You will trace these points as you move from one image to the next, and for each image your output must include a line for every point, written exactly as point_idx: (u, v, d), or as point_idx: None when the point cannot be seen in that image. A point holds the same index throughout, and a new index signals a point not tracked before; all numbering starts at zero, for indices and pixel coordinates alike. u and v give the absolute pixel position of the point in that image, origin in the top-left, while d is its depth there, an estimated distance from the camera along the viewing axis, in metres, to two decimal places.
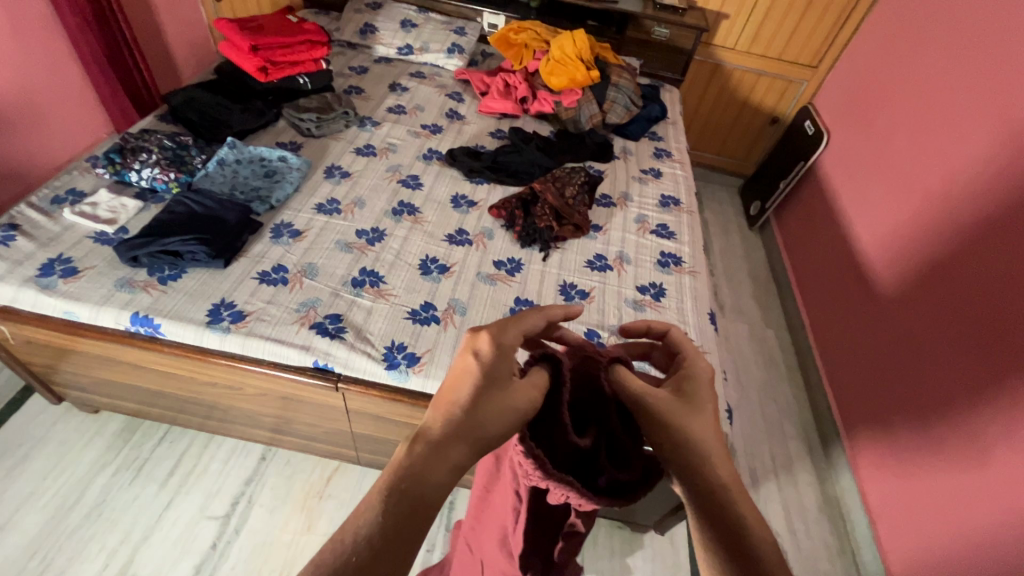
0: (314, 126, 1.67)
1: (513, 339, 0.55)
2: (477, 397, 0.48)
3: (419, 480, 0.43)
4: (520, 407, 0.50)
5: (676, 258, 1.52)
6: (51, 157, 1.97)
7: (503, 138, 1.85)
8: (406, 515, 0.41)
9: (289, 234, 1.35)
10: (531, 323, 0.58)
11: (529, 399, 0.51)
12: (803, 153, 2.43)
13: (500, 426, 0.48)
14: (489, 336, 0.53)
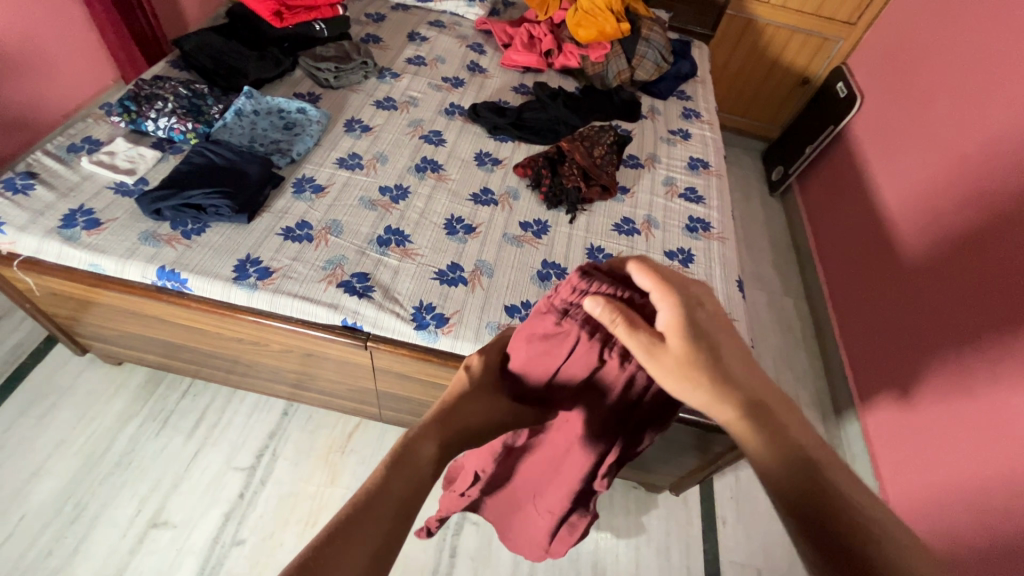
0: (332, 77, 1.60)
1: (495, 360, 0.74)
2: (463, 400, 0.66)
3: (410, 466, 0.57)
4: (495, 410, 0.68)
5: (704, 224, 1.49)
6: (54, 98, 1.94)
7: (527, 94, 1.77)
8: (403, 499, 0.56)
9: (311, 190, 1.32)
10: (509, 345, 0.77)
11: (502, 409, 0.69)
12: (833, 116, 2.34)
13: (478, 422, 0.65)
14: (479, 355, 0.72)
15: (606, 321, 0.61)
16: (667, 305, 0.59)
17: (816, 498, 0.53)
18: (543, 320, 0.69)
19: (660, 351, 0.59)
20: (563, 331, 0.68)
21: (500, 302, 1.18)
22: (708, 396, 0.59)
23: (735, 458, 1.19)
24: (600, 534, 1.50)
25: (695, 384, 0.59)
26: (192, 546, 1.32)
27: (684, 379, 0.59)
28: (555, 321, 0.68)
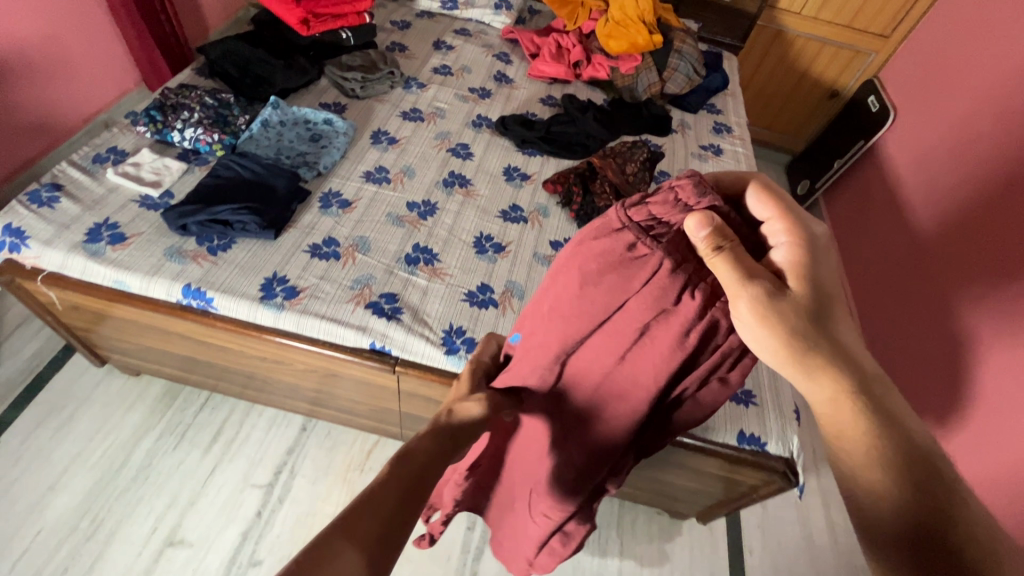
0: (359, 87, 1.57)
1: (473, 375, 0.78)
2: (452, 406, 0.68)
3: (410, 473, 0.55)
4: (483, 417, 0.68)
5: None
6: (75, 100, 1.92)
7: (555, 106, 1.74)
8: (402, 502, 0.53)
9: (338, 205, 1.29)
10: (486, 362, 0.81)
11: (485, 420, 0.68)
12: (865, 131, 2.29)
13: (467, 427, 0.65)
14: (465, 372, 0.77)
15: (709, 248, 0.59)
16: (788, 241, 0.61)
17: (918, 486, 0.50)
18: (620, 240, 0.63)
19: (777, 292, 0.57)
20: (639, 258, 0.63)
21: None
22: (811, 354, 0.56)
23: (772, 493, 1.15)
24: (624, 563, 1.45)
25: (794, 339, 0.56)
26: (208, 567, 1.29)
27: (782, 331, 0.57)
28: (629, 242, 0.63)
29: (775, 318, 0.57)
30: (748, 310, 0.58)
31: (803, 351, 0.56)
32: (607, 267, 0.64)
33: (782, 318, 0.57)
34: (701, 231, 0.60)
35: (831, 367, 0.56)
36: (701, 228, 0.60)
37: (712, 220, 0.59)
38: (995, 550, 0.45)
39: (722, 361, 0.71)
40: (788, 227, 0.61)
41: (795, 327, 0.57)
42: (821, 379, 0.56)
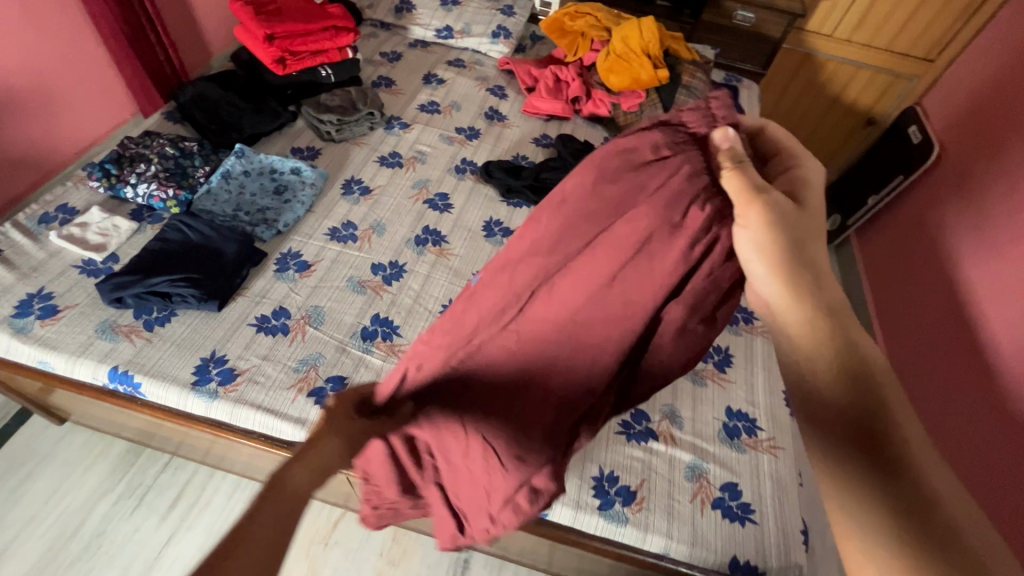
0: (334, 130, 1.47)
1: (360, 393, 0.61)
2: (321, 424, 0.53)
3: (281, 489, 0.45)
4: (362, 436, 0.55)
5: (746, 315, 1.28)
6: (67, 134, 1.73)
7: (548, 146, 1.61)
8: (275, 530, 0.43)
9: (296, 267, 1.19)
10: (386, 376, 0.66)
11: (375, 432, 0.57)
12: (903, 165, 2.06)
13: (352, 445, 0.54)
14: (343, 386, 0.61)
15: (729, 155, 0.57)
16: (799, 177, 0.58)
17: (870, 416, 0.46)
18: (641, 138, 0.57)
19: (778, 200, 0.54)
20: (658, 160, 0.56)
21: None
22: (796, 276, 0.52)
23: None
24: None
25: (786, 264, 0.52)
26: None
27: (774, 249, 0.53)
28: (652, 145, 0.57)
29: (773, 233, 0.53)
30: (753, 217, 0.53)
31: (797, 277, 0.52)
32: (625, 166, 0.55)
33: (779, 239, 0.53)
34: (725, 143, 0.58)
35: (816, 302, 0.52)
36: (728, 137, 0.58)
37: (736, 138, 0.58)
38: (954, 501, 0.41)
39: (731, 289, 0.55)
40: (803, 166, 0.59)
41: (786, 234, 0.53)
42: (810, 313, 0.51)
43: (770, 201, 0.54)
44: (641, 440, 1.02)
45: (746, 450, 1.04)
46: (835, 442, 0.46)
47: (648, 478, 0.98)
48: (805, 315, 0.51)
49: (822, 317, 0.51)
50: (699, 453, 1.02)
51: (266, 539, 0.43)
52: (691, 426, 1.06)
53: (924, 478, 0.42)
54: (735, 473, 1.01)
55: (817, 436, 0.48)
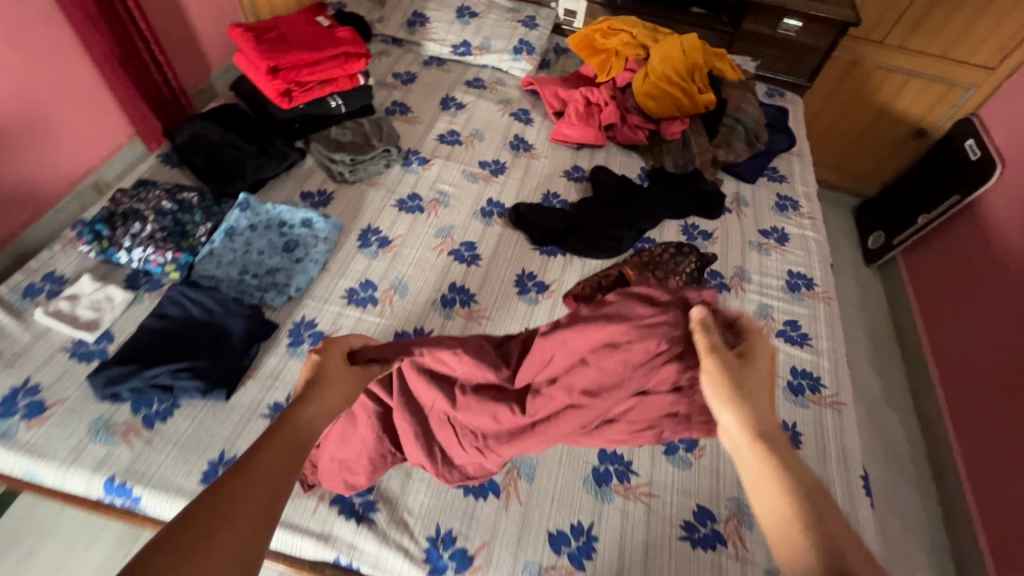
0: (347, 171, 1.34)
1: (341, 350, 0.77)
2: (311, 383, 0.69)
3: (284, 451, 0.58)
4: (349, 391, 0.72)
5: (812, 381, 1.14)
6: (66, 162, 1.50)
7: (581, 180, 1.47)
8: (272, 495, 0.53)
9: (311, 340, 1.06)
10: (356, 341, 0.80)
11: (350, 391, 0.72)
12: (958, 183, 1.90)
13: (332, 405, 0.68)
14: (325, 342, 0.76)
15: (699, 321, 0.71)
16: (753, 343, 0.68)
17: (787, 503, 0.53)
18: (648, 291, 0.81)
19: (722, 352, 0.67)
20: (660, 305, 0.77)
21: (543, 525, 0.89)
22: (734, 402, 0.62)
23: None
24: None
25: (742, 407, 0.61)
26: None
27: (728, 394, 0.63)
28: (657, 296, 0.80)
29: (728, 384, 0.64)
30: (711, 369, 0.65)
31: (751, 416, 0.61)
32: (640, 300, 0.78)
33: (735, 387, 0.63)
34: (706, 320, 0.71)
35: (769, 430, 0.60)
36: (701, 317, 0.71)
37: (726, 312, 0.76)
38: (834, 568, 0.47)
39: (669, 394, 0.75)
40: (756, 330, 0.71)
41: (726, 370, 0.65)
42: (763, 441, 0.58)
43: (726, 360, 0.66)
44: (707, 547, 0.90)
45: None
46: (769, 514, 0.53)
47: None
48: (758, 441, 0.58)
49: (770, 441, 0.59)
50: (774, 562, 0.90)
51: (272, 479, 0.54)
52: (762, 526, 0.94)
53: (849, 557, 0.47)
54: None
55: (758, 513, 0.55)
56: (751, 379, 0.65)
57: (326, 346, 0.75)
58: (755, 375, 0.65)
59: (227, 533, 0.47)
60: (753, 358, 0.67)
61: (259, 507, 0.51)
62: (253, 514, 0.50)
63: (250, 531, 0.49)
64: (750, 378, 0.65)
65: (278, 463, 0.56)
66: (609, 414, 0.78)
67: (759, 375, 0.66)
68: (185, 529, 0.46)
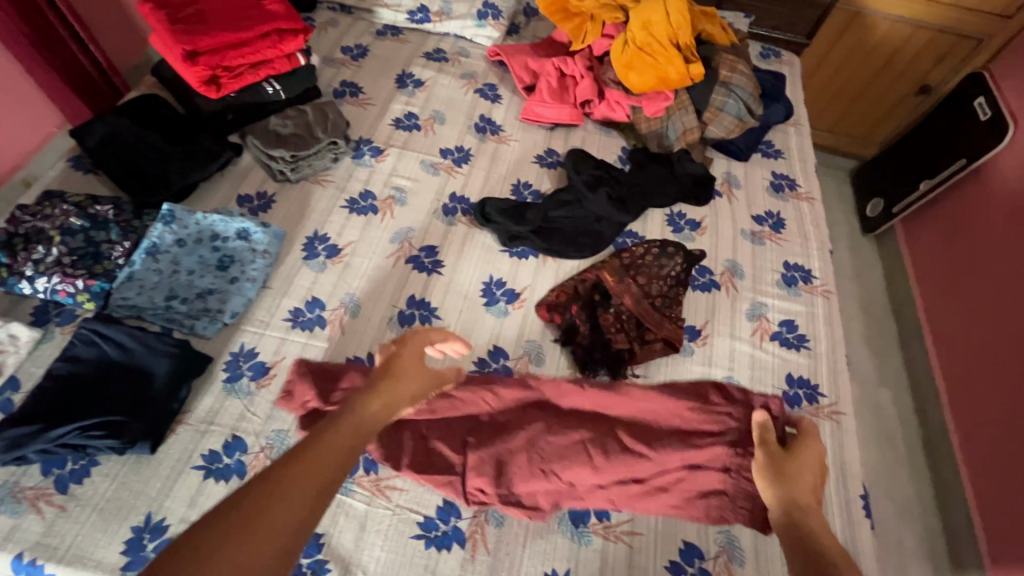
0: (289, 169, 1.18)
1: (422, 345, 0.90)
2: (390, 372, 0.83)
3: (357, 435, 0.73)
4: (418, 383, 0.84)
5: (809, 389, 1.05)
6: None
7: (555, 165, 1.32)
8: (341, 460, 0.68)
9: (251, 373, 0.94)
10: (434, 335, 0.92)
11: (419, 385, 0.84)
12: (966, 146, 1.75)
13: (411, 387, 0.83)
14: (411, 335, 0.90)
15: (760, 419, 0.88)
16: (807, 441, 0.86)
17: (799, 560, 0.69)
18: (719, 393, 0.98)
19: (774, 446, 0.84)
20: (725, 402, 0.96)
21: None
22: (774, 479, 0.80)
23: None
24: None
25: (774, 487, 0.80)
26: None
27: (773, 471, 0.81)
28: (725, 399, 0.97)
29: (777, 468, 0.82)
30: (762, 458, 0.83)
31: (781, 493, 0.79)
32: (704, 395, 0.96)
33: (783, 474, 0.81)
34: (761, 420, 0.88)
35: (804, 518, 0.75)
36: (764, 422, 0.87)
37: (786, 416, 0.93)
38: None
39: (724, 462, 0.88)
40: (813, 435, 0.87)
41: (775, 460, 0.83)
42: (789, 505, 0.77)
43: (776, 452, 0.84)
44: None
45: None
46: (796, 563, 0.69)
47: None
48: (789, 524, 0.75)
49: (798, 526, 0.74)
50: None
51: (340, 451, 0.69)
52: (754, 560, 0.86)
53: None
54: None
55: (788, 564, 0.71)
56: (791, 464, 0.83)
57: (410, 338, 0.89)
58: (800, 467, 0.82)
59: (290, 497, 0.61)
60: (799, 452, 0.84)
61: (317, 480, 0.65)
62: (303, 492, 0.62)
63: (305, 498, 0.62)
64: (795, 463, 0.83)
65: (343, 441, 0.71)
66: (660, 484, 0.87)
67: (804, 461, 0.83)
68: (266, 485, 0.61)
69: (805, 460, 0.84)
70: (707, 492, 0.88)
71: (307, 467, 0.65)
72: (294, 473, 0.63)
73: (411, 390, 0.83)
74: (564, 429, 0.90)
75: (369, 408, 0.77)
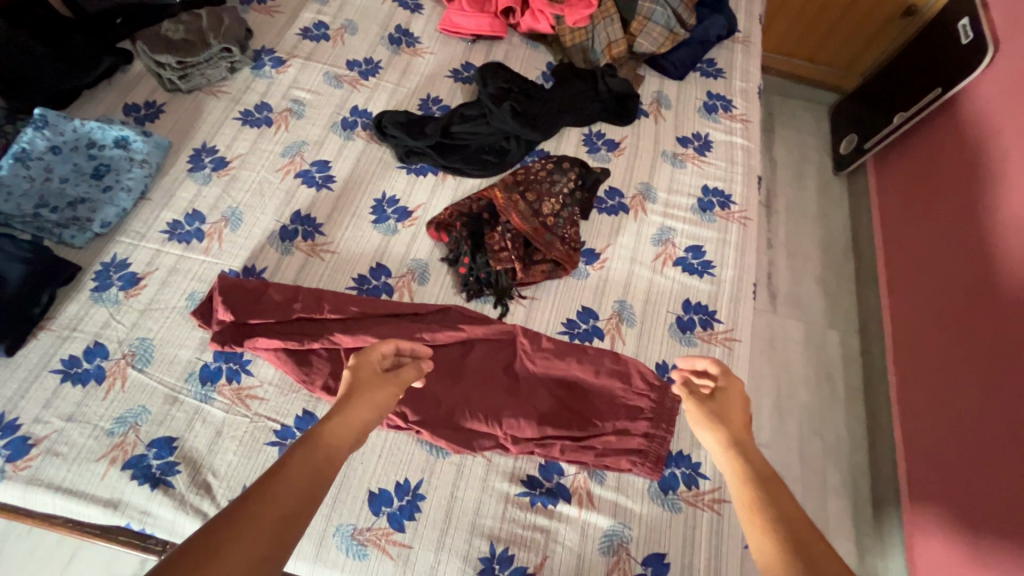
0: (178, 77, 1.11)
1: (379, 354, 0.67)
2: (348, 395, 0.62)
3: (316, 486, 0.52)
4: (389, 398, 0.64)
5: (706, 315, 1.00)
6: None
7: (470, 81, 1.23)
8: (278, 531, 0.47)
9: (120, 284, 0.92)
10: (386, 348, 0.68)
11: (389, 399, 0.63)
12: (944, 74, 1.59)
13: (368, 415, 0.61)
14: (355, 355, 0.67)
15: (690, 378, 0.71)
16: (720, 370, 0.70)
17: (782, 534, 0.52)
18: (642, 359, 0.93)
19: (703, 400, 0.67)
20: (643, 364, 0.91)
21: (364, 483, 0.81)
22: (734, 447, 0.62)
23: None
24: None
25: (728, 438, 0.63)
26: None
27: (715, 416, 0.66)
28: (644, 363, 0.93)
29: (713, 413, 0.66)
30: (696, 410, 0.67)
31: (735, 449, 0.62)
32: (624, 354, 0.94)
33: (722, 421, 0.65)
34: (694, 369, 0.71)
35: (758, 460, 0.60)
36: (706, 364, 0.70)
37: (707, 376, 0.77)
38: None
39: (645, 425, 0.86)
40: (716, 360, 0.70)
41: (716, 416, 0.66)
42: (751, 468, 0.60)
43: (700, 395, 0.68)
44: (548, 503, 0.82)
45: (681, 506, 0.84)
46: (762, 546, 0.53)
47: (551, 555, 0.79)
48: (757, 483, 0.58)
49: (771, 482, 0.58)
50: (621, 516, 0.82)
51: (283, 511, 0.48)
52: (614, 478, 0.85)
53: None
54: (663, 538, 0.81)
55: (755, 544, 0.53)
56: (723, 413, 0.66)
57: (359, 357, 0.66)
58: (729, 406, 0.67)
59: None
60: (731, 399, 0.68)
61: (281, 530, 0.47)
62: (261, 554, 0.45)
63: None
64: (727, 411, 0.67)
65: (310, 474, 0.52)
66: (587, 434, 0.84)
67: (731, 403, 0.68)
68: (208, 547, 0.43)
69: (729, 399, 0.68)
70: (622, 449, 0.85)
71: (265, 521, 0.47)
72: (247, 529, 0.46)
73: (374, 415, 0.61)
74: (482, 369, 0.90)
75: (326, 437, 0.56)
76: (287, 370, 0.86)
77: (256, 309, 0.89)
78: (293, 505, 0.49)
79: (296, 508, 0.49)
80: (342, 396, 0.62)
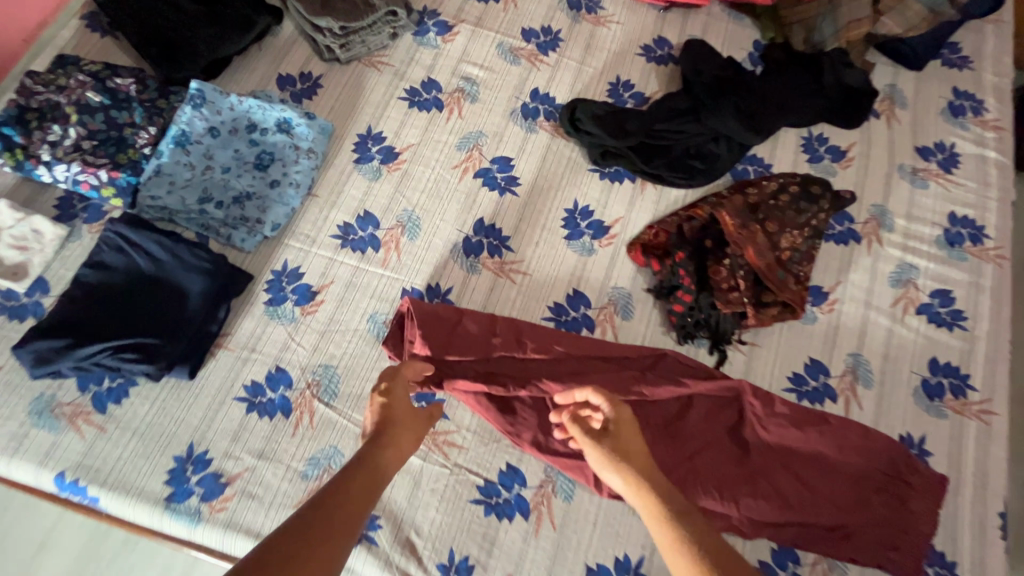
0: (338, 46, 0.95)
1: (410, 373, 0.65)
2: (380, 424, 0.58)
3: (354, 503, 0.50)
4: (420, 425, 0.61)
5: (957, 378, 0.85)
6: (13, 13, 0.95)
7: (667, 62, 1.03)
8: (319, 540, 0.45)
9: (295, 298, 0.82)
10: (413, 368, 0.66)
11: (421, 422, 0.61)
12: None
13: (409, 446, 0.59)
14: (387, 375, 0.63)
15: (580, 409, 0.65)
16: (604, 398, 0.63)
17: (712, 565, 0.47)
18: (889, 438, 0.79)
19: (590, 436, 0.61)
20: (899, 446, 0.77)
21: (581, 557, 0.72)
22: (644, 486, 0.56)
23: None
24: None
25: (635, 473, 0.57)
26: None
27: (619, 455, 0.59)
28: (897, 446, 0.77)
29: (614, 449, 0.59)
30: (597, 452, 0.60)
31: (648, 487, 0.56)
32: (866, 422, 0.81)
33: (626, 457, 0.58)
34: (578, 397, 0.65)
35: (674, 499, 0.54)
36: (592, 397, 0.64)
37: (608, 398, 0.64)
38: None
39: (902, 519, 0.73)
40: (597, 389, 0.64)
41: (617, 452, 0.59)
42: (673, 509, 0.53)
43: (596, 432, 0.61)
44: None
45: None
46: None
47: None
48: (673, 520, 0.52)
49: (689, 514, 0.53)
50: None
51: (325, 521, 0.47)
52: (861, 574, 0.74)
53: None
54: None
55: None
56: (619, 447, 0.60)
57: (395, 372, 0.64)
58: (628, 439, 0.61)
59: None
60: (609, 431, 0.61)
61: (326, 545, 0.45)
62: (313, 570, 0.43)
63: None
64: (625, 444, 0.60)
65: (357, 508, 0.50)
66: (831, 524, 0.73)
67: (630, 437, 0.61)
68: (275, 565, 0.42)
69: (626, 433, 0.61)
70: (872, 547, 0.73)
71: (309, 537, 0.45)
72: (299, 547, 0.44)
73: (411, 443, 0.59)
74: (703, 431, 0.78)
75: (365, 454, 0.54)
76: (488, 419, 0.76)
77: (454, 339, 0.77)
78: (339, 521, 0.48)
79: (338, 520, 0.48)
80: (376, 432, 0.57)
